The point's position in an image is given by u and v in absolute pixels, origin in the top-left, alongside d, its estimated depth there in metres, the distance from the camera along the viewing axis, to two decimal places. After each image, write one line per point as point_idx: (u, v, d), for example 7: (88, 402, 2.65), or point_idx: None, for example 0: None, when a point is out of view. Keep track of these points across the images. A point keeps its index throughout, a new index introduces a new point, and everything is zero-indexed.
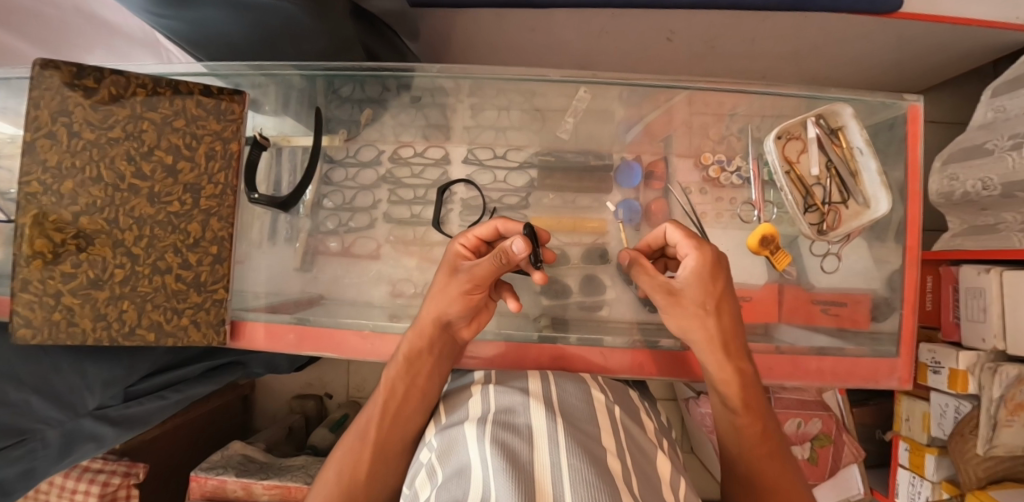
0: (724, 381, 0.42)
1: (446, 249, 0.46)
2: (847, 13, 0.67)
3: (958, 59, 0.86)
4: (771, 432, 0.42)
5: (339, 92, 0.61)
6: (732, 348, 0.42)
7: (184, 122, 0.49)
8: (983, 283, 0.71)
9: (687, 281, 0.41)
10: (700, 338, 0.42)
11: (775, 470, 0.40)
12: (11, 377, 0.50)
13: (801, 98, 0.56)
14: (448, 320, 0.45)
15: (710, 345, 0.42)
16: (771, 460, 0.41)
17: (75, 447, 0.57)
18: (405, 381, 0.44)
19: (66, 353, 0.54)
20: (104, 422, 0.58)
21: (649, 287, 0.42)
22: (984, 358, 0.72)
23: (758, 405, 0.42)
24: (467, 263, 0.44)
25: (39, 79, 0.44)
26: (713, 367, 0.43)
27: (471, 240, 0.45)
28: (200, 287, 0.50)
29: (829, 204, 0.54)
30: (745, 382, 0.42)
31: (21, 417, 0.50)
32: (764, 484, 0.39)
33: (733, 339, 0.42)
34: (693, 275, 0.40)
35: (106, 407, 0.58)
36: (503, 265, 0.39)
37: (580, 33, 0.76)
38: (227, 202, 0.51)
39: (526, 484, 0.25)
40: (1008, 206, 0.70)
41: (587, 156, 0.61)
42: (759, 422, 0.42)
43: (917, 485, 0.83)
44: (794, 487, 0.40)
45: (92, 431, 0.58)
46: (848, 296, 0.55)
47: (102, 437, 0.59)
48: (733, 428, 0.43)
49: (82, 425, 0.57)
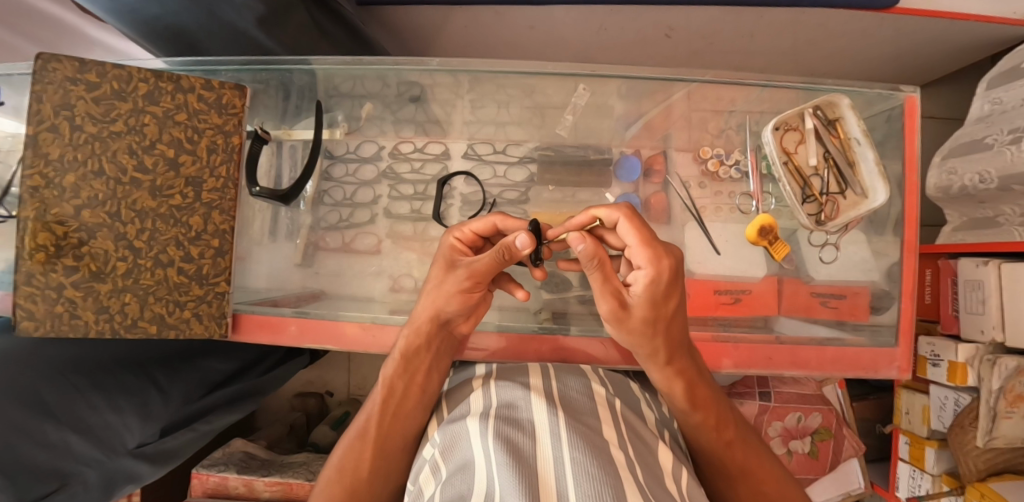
0: (672, 387, 0.42)
1: (439, 244, 0.44)
2: (844, 8, 0.67)
3: (955, 54, 0.87)
4: (724, 419, 0.44)
5: (338, 87, 0.62)
6: (678, 356, 0.41)
7: (185, 116, 0.49)
8: (982, 276, 0.71)
9: (641, 296, 0.36)
10: (645, 351, 0.40)
11: (738, 456, 0.43)
12: (48, 414, 0.49)
13: (798, 90, 0.57)
14: (447, 318, 0.45)
15: (655, 357, 0.40)
16: (734, 448, 0.43)
17: (116, 486, 0.59)
18: (404, 379, 0.44)
19: (96, 391, 0.55)
20: (140, 459, 0.61)
21: (601, 292, 0.36)
22: (984, 350, 0.72)
23: (707, 399, 0.43)
24: (465, 258, 0.43)
25: (43, 73, 0.44)
26: (660, 377, 0.42)
27: (467, 234, 0.43)
28: (201, 280, 0.50)
29: (827, 195, 0.54)
30: (692, 384, 0.42)
31: (62, 459, 0.50)
32: (730, 471, 0.42)
33: (680, 346, 0.41)
34: (649, 292, 0.35)
35: (144, 444, 0.62)
36: (505, 260, 0.39)
37: (579, 30, 0.77)
38: (228, 195, 0.51)
39: (530, 479, 0.25)
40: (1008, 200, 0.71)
41: (587, 150, 0.62)
42: (712, 416, 0.43)
43: (917, 478, 0.84)
44: (756, 466, 0.43)
45: (130, 469, 0.60)
46: (847, 288, 0.56)
47: (140, 474, 0.62)
48: (693, 428, 0.43)
49: (122, 463, 0.59)
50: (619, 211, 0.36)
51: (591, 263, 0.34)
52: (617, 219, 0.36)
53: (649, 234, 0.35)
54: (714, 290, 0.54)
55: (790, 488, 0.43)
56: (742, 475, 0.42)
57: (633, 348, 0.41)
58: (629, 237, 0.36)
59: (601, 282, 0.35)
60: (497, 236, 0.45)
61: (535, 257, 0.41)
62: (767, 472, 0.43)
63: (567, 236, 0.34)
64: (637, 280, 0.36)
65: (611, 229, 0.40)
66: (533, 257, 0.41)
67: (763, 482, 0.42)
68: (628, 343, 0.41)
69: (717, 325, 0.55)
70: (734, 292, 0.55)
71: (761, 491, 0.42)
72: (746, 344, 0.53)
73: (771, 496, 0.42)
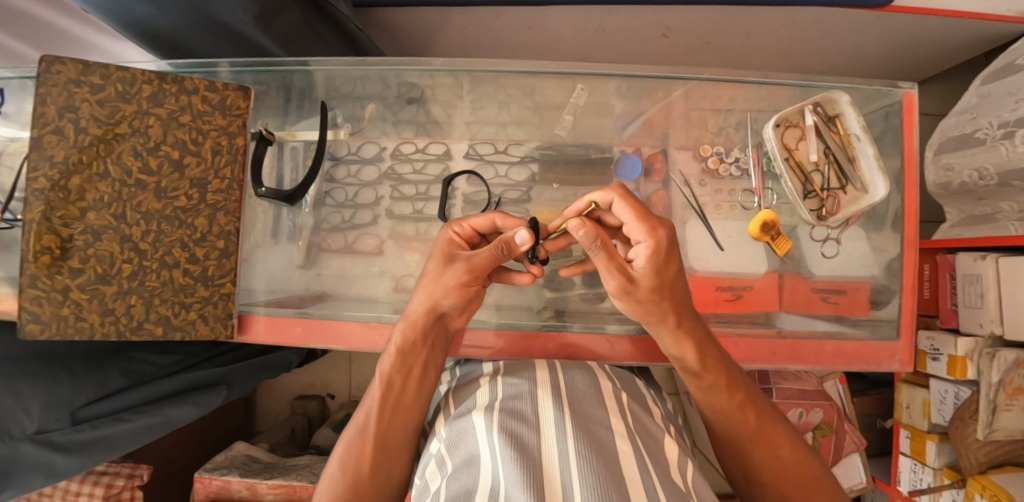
0: (683, 351, 0.42)
1: (437, 238, 0.44)
2: (838, 7, 0.68)
3: (947, 52, 0.88)
4: (736, 381, 0.43)
5: (340, 90, 0.63)
6: (686, 318, 0.41)
7: (189, 117, 0.49)
8: (979, 270, 0.72)
9: (646, 268, 0.36)
10: (653, 318, 0.40)
11: (751, 421, 0.42)
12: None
13: (796, 86, 0.58)
14: (442, 311, 0.44)
15: (664, 322, 0.40)
16: (747, 410, 0.43)
17: (15, 476, 0.50)
18: (402, 374, 0.44)
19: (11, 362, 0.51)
20: (48, 448, 0.51)
21: (608, 269, 0.36)
22: (982, 343, 0.73)
23: (717, 362, 0.42)
24: (463, 251, 0.42)
25: (45, 75, 0.44)
26: (669, 340, 0.42)
27: (466, 228, 0.44)
28: (207, 281, 0.50)
29: (828, 191, 0.54)
30: (701, 346, 0.42)
31: None
32: (742, 433, 0.42)
33: (686, 307, 0.41)
34: (651, 263, 0.36)
35: (49, 431, 0.52)
36: (503, 255, 0.39)
37: (575, 30, 0.77)
38: (234, 196, 0.52)
39: (533, 471, 0.25)
40: (1004, 195, 0.72)
41: (588, 150, 0.62)
42: (723, 379, 0.42)
43: (919, 472, 0.85)
44: (769, 430, 0.42)
45: (33, 459, 0.50)
46: (848, 284, 0.56)
47: (54, 467, 0.52)
48: (704, 392, 0.43)
49: (19, 451, 0.49)
50: (612, 191, 0.37)
51: (593, 243, 0.34)
52: (612, 198, 0.37)
53: (642, 209, 0.36)
54: (715, 287, 0.55)
55: (807, 457, 0.42)
56: (756, 439, 0.42)
57: (642, 318, 0.41)
58: (624, 215, 0.37)
59: (606, 260, 0.35)
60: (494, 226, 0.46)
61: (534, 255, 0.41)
62: (781, 438, 0.42)
63: (567, 223, 0.32)
64: (637, 255, 0.37)
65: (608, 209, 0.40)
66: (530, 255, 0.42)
67: (777, 447, 0.42)
68: (637, 315, 0.41)
69: (717, 322, 0.55)
70: (735, 288, 0.55)
71: (777, 455, 0.41)
72: (745, 339, 0.53)
73: (787, 462, 0.41)
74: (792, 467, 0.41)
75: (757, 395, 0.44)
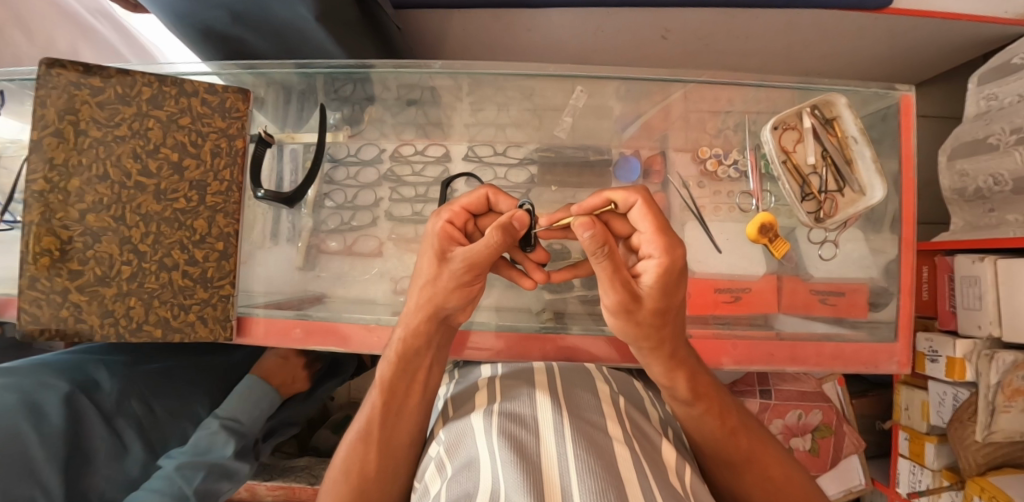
0: (674, 381, 0.40)
1: (426, 230, 0.39)
2: (837, 9, 0.68)
3: (946, 54, 0.88)
4: (726, 407, 0.42)
5: (340, 92, 0.63)
6: (678, 348, 0.39)
7: (189, 120, 0.49)
8: (978, 272, 0.72)
9: (652, 287, 0.33)
10: (647, 342, 0.37)
11: (743, 443, 0.42)
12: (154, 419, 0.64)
13: (794, 89, 0.58)
14: (446, 313, 0.40)
15: (657, 349, 0.37)
16: (739, 435, 0.42)
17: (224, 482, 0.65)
18: (403, 380, 0.43)
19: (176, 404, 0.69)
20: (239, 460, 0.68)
21: (613, 283, 0.31)
22: (980, 345, 0.73)
23: (708, 389, 0.41)
24: (456, 246, 0.38)
25: (46, 77, 0.45)
26: (661, 370, 0.40)
27: (457, 213, 0.39)
28: (206, 282, 0.50)
29: (825, 193, 0.55)
30: (694, 376, 0.40)
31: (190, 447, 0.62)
32: (735, 458, 0.41)
33: (679, 336, 0.38)
34: (661, 283, 0.32)
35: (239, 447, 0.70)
36: (503, 246, 0.35)
37: (575, 33, 0.78)
38: (233, 198, 0.51)
39: (533, 476, 0.25)
40: (1015, 203, 0.71)
41: (586, 151, 0.62)
42: (715, 405, 0.42)
43: (917, 473, 0.85)
44: (761, 450, 0.42)
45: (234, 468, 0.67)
46: (845, 285, 0.56)
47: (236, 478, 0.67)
48: (695, 421, 0.42)
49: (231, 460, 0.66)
50: (636, 194, 0.33)
51: (600, 250, 0.29)
52: (633, 204, 0.33)
53: (664, 222, 0.32)
54: (713, 289, 0.55)
55: (795, 473, 0.42)
56: (747, 462, 0.41)
57: (634, 342, 0.37)
58: (642, 224, 0.33)
59: (611, 272, 0.31)
60: (483, 213, 0.42)
61: (527, 244, 0.41)
62: (770, 457, 0.42)
63: (572, 222, 0.28)
64: (647, 270, 0.33)
65: (622, 213, 0.35)
66: (524, 244, 0.41)
67: (768, 467, 0.41)
68: (629, 338, 0.37)
69: (717, 324, 0.55)
70: (734, 290, 0.55)
71: (769, 475, 0.41)
72: (745, 340, 0.53)
73: (780, 482, 0.41)
74: (783, 487, 0.41)
75: (745, 418, 0.44)
